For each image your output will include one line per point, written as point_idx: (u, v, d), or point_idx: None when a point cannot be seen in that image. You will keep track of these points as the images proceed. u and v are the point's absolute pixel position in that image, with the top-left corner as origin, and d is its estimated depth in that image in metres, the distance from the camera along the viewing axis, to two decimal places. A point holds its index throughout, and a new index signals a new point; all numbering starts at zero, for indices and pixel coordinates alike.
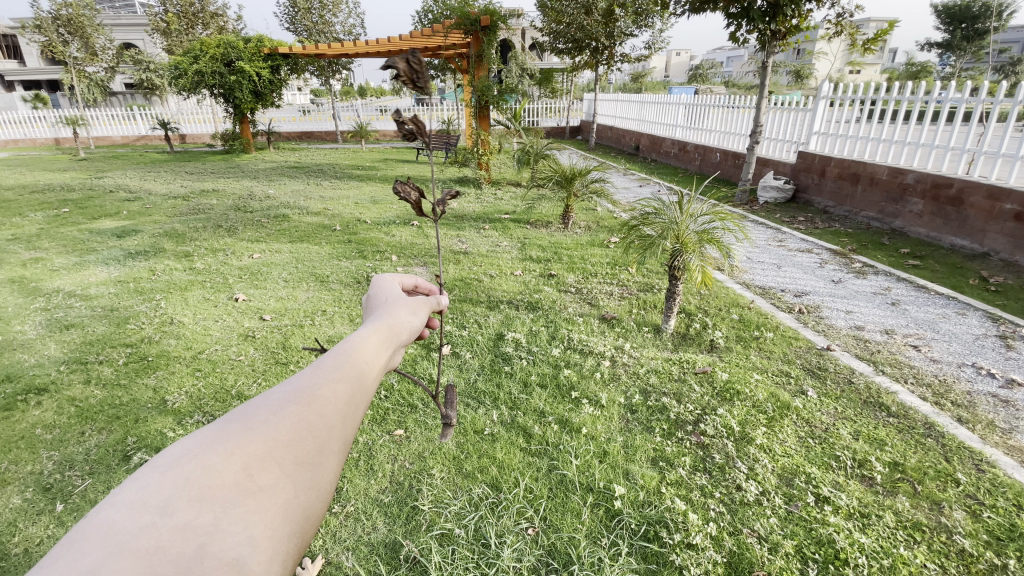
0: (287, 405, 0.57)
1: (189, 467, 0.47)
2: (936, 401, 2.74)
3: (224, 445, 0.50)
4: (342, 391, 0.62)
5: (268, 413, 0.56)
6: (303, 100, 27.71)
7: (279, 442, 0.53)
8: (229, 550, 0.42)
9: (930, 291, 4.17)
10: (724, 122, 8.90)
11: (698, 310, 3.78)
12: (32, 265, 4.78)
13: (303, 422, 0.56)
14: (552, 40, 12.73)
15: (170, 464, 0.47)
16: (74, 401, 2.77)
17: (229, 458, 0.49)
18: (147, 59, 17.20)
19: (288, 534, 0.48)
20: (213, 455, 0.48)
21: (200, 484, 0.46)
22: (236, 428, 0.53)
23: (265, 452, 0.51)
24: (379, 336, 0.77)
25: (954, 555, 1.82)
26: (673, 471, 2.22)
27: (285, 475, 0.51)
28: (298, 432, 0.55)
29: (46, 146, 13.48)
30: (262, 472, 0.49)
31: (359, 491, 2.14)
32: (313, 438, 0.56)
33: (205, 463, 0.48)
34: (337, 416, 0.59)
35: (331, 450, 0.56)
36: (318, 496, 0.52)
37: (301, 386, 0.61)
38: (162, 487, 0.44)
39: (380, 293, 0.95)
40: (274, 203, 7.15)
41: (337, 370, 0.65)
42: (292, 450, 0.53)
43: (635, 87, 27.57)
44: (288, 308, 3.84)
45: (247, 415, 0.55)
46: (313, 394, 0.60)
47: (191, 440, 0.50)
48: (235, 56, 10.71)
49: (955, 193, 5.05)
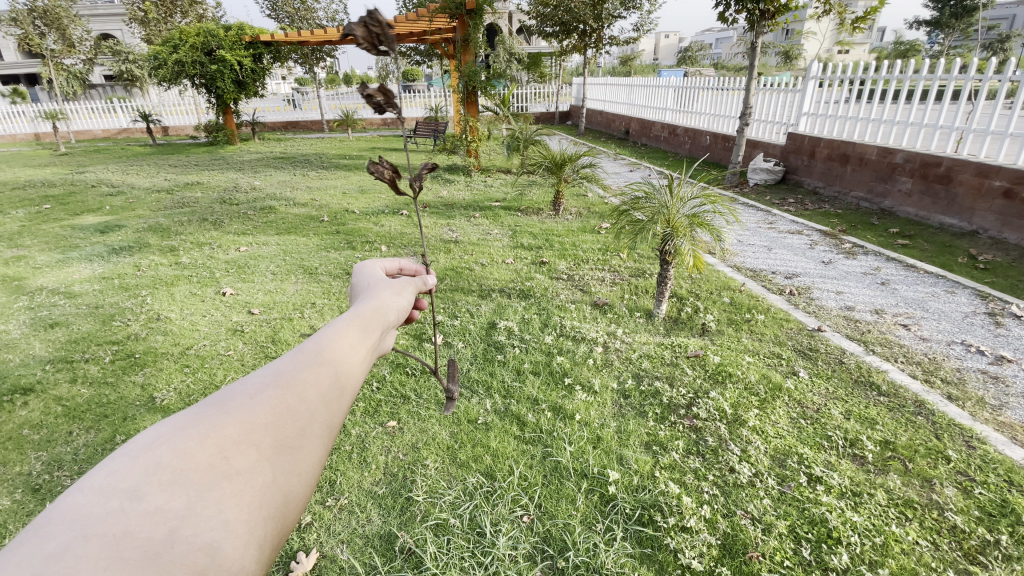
0: (266, 389, 0.55)
1: (160, 450, 0.44)
2: (926, 379, 2.77)
3: (199, 429, 0.47)
4: (324, 374, 0.59)
5: (245, 397, 0.53)
6: (288, 88, 27.25)
7: (257, 426, 0.50)
8: (202, 535, 0.40)
9: (920, 270, 4.19)
10: (713, 104, 8.85)
11: (690, 294, 3.78)
12: (14, 263, 4.68)
13: (283, 404, 0.53)
14: (540, 23, 12.54)
15: (142, 446, 0.44)
16: (61, 401, 2.72)
17: (204, 441, 0.47)
18: (125, 50, 16.77)
19: (264, 519, 0.46)
20: (186, 439, 0.46)
21: (172, 468, 0.43)
22: (214, 410, 0.51)
23: (242, 435, 0.49)
24: (366, 317, 0.74)
25: (945, 532, 1.85)
26: (666, 455, 2.23)
27: (263, 459, 0.48)
28: (279, 415, 0.52)
29: (25, 141, 13.16)
30: (237, 456, 0.47)
31: (352, 484, 2.13)
32: (294, 422, 0.53)
33: (179, 447, 0.45)
34: (319, 401, 0.56)
35: (313, 434, 0.54)
36: (299, 482, 0.50)
37: (281, 370, 0.59)
38: (133, 470, 0.42)
39: (366, 277, 0.93)
40: (260, 194, 7.04)
41: (320, 353, 0.62)
42: (270, 434, 0.51)
43: (624, 71, 27.32)
44: (276, 301, 3.79)
45: (223, 398, 0.53)
46: (293, 376, 0.57)
47: (163, 424, 0.47)
48: (215, 44, 10.45)
49: (944, 172, 5.06)
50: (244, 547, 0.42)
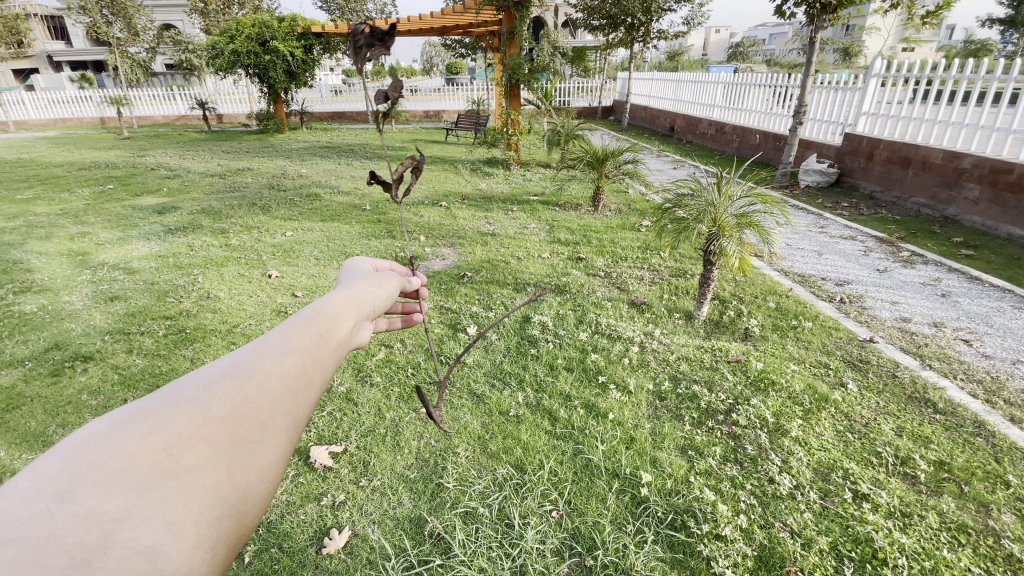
0: (222, 381, 0.54)
1: (97, 449, 0.42)
2: (987, 399, 2.58)
3: (142, 426, 0.46)
4: (289, 366, 0.59)
5: (199, 389, 0.52)
6: (334, 80, 28.14)
7: (209, 419, 0.50)
8: (143, 538, 0.38)
9: (984, 283, 3.93)
10: (766, 101, 8.54)
11: (733, 297, 3.67)
12: (79, 239, 4.99)
13: (241, 397, 0.53)
14: (587, 16, 12.38)
15: (76, 447, 0.42)
16: (117, 369, 2.90)
17: (146, 438, 0.45)
18: (186, 40, 17.50)
19: (217, 517, 0.46)
20: (127, 437, 0.44)
21: (110, 468, 0.41)
22: (160, 405, 0.49)
23: (190, 431, 0.47)
24: (338, 308, 0.74)
25: (1000, 560, 1.73)
26: (702, 461, 2.17)
27: (217, 455, 0.48)
28: (235, 409, 0.52)
29: (90, 125, 13.91)
30: (186, 452, 0.46)
31: (385, 466, 2.17)
32: (253, 414, 0.53)
33: (116, 445, 0.43)
34: (282, 392, 0.56)
35: (275, 427, 0.54)
36: (259, 478, 0.50)
37: (240, 360, 0.58)
38: (64, 471, 0.40)
39: (349, 270, 0.94)
40: (306, 181, 7.27)
41: (285, 345, 0.62)
42: (225, 428, 0.50)
43: (670, 66, 26.44)
44: (319, 285, 3.90)
45: (174, 392, 0.51)
46: (254, 367, 0.57)
47: (101, 421, 0.45)
48: (269, 35, 10.82)
49: (1015, 179, 4.71)
50: (193, 548, 0.42)
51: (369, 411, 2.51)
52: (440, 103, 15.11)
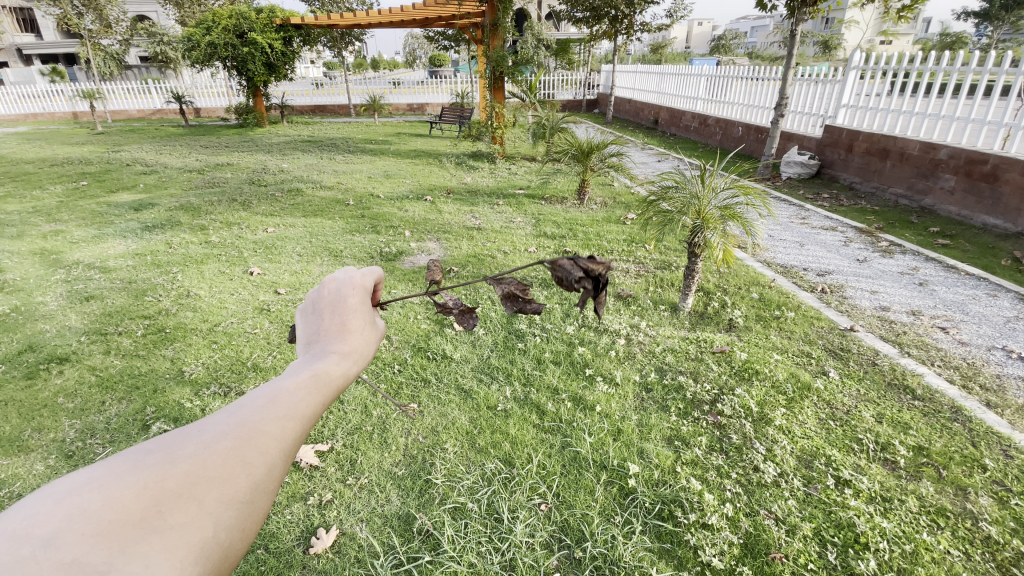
0: (223, 437, 0.49)
1: (89, 496, 0.39)
2: (964, 384, 2.65)
3: (137, 476, 0.42)
4: (292, 430, 0.53)
5: (199, 443, 0.48)
6: (315, 73, 27.86)
7: (204, 476, 0.45)
8: None
9: (961, 272, 4.01)
10: (747, 94, 8.62)
11: (717, 289, 3.70)
12: (52, 237, 4.85)
13: (239, 456, 0.48)
14: (570, 8, 12.33)
15: (69, 490, 0.39)
16: (94, 370, 2.83)
17: (139, 491, 0.41)
18: (161, 32, 17.01)
19: None
20: (122, 487, 0.41)
21: (98, 518, 0.38)
22: (158, 455, 0.45)
23: (183, 487, 0.44)
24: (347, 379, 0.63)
25: (979, 542, 1.78)
26: (688, 451, 2.19)
27: (206, 513, 0.44)
28: (230, 468, 0.47)
29: (63, 120, 13.52)
30: (175, 509, 0.42)
31: (372, 464, 2.15)
32: (246, 477, 0.48)
33: (110, 495, 0.40)
34: (281, 456, 0.51)
35: (266, 491, 0.49)
36: (242, 538, 0.46)
37: (244, 411, 0.52)
38: (56, 514, 0.36)
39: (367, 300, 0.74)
40: (287, 177, 7.15)
41: (294, 405, 0.55)
42: (219, 486, 0.46)
43: (656, 59, 26.48)
44: (302, 282, 3.84)
45: (172, 441, 0.47)
46: (258, 427, 0.51)
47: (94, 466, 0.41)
48: (247, 27, 10.58)
49: (990, 169, 4.82)
50: None
51: (355, 408, 2.48)
52: (423, 96, 14.96)
